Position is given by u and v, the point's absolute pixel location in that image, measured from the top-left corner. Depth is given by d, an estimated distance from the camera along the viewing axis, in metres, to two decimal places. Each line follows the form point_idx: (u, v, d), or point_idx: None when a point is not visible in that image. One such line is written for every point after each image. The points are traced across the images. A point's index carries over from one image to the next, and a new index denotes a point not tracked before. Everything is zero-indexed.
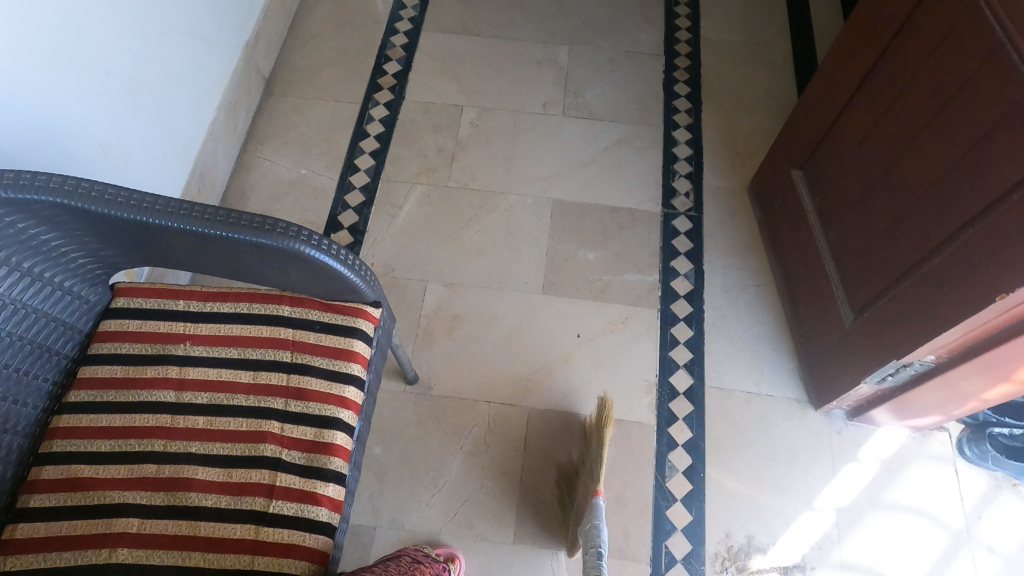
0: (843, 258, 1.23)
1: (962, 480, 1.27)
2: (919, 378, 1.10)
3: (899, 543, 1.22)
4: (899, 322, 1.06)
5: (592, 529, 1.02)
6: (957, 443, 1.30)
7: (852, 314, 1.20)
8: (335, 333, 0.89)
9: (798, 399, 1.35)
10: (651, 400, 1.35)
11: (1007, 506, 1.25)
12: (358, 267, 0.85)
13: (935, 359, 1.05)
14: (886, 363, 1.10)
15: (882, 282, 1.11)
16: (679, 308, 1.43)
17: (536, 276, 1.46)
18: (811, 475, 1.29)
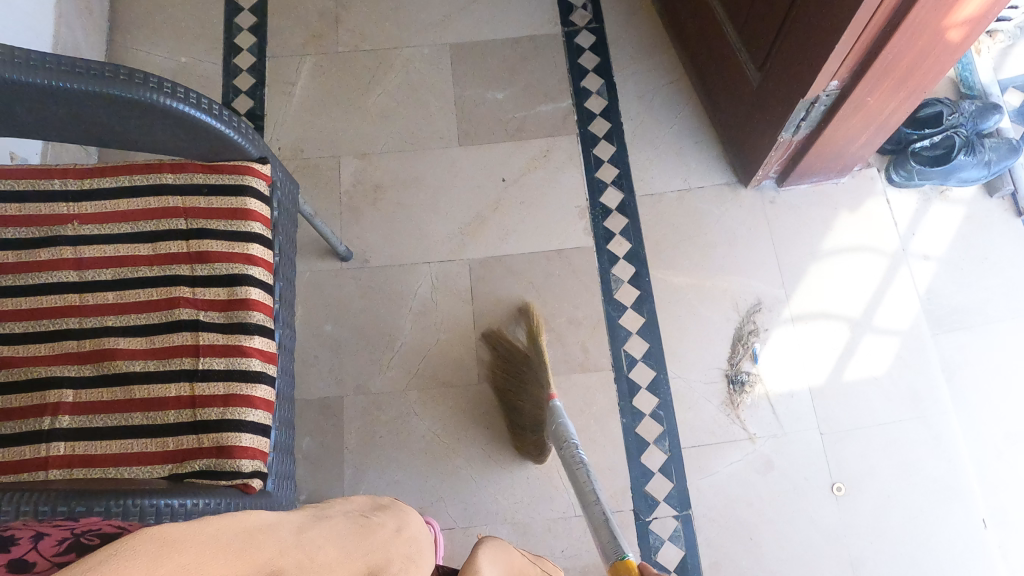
0: (738, 18, 1.20)
1: (894, 206, 1.37)
2: (829, 111, 1.11)
3: (844, 277, 1.33)
4: (796, 58, 1.05)
5: (559, 427, 1.07)
6: (883, 175, 1.39)
7: (756, 73, 1.19)
8: (226, 194, 0.90)
9: (726, 184, 1.37)
10: (585, 223, 1.36)
11: (936, 216, 1.37)
12: (228, 120, 0.88)
13: (839, 85, 1.05)
14: (791, 108, 1.11)
15: (775, 27, 1.10)
16: (597, 127, 1.42)
17: (448, 127, 1.43)
18: (753, 249, 1.33)
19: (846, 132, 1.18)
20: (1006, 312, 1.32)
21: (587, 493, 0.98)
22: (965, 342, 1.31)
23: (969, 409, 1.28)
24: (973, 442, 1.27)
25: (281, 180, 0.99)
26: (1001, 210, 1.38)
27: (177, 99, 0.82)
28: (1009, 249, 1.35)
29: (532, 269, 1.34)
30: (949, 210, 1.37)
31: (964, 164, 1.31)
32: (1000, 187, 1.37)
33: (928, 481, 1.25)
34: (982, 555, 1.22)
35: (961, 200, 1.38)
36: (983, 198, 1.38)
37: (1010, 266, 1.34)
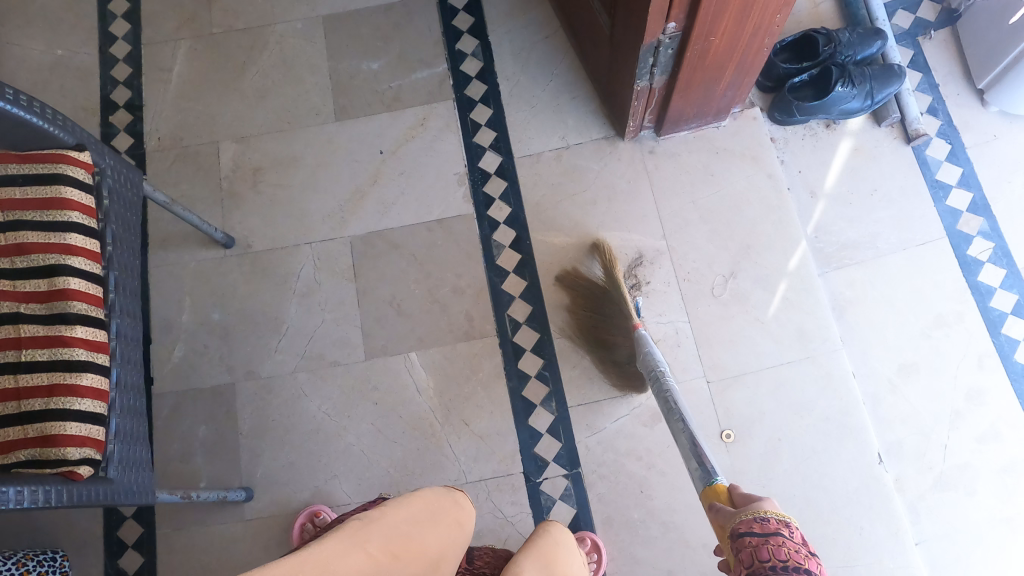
0: None
1: (782, 145, 1.37)
2: (679, 52, 1.08)
3: (730, 221, 1.31)
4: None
5: (646, 354, 1.08)
6: (767, 114, 1.37)
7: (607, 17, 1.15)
8: (39, 183, 0.89)
9: (604, 137, 1.35)
10: (465, 190, 1.34)
11: (822, 149, 1.36)
12: (33, 105, 0.87)
13: (679, 25, 1.01)
14: (637, 57, 1.08)
15: None
16: (473, 91, 1.39)
17: (325, 102, 1.41)
18: (634, 203, 1.32)
19: (707, 72, 1.14)
20: (897, 243, 1.32)
21: (675, 418, 0.96)
22: (855, 276, 1.31)
23: (861, 344, 1.28)
24: (867, 377, 1.27)
25: (110, 167, 0.96)
26: (890, 138, 1.37)
27: None
28: (897, 180, 1.35)
29: (415, 242, 1.33)
30: (837, 142, 1.37)
31: (843, 96, 1.28)
32: (886, 116, 1.36)
33: (820, 420, 1.24)
34: (878, 491, 1.21)
35: (849, 131, 1.37)
36: (871, 128, 1.38)
37: (898, 195, 1.34)
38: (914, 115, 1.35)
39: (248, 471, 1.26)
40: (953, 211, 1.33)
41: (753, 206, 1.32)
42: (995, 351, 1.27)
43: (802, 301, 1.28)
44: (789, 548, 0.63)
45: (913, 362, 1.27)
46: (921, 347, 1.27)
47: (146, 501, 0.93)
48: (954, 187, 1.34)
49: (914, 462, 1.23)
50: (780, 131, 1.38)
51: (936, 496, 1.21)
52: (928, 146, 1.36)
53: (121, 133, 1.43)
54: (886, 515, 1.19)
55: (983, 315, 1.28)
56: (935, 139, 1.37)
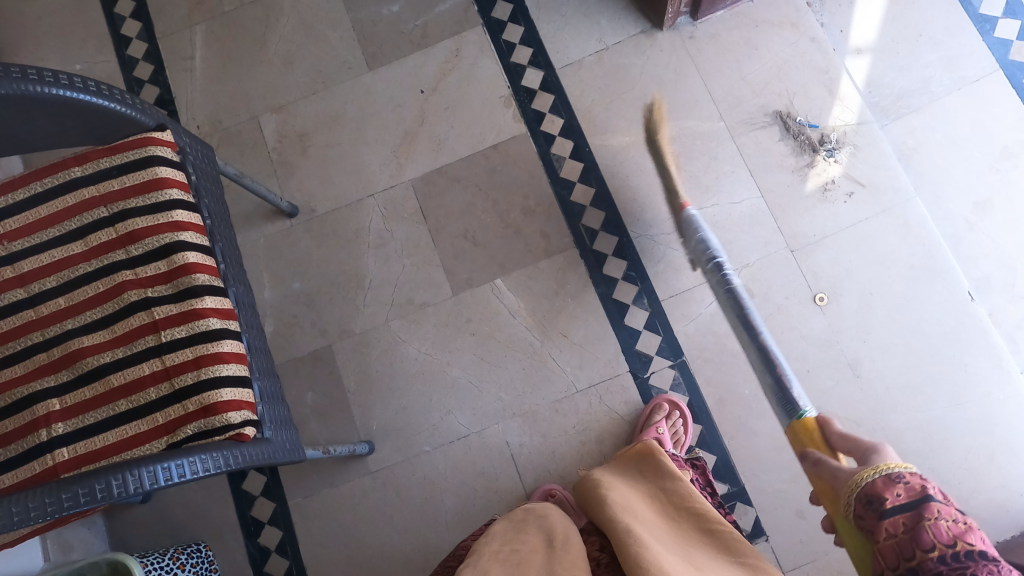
0: None
1: (818, 9, 1.30)
2: None
3: (779, 87, 1.27)
4: None
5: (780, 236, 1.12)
6: None
7: None
8: (133, 170, 0.87)
9: (641, 32, 1.32)
10: (514, 111, 1.34)
11: (862, 6, 1.29)
12: (114, 94, 0.84)
13: None
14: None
15: None
16: (500, 12, 1.38)
17: (354, 55, 1.40)
18: (686, 89, 1.30)
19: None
20: (951, 83, 1.25)
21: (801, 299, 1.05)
22: (914, 124, 1.24)
23: (933, 187, 1.21)
24: (944, 220, 1.21)
25: (189, 144, 0.93)
26: None
27: (44, 84, 0.77)
28: (940, 20, 1.27)
29: (475, 173, 1.33)
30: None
31: None
32: None
33: (905, 267, 1.20)
34: (972, 326, 1.18)
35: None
36: None
37: (944, 36, 1.26)
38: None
39: (366, 426, 1.27)
40: (1004, 42, 1.25)
41: (800, 72, 1.27)
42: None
43: (866, 154, 1.23)
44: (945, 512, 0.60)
45: (988, 198, 1.21)
46: (991, 181, 1.21)
47: (298, 458, 0.93)
48: (1000, 17, 1.26)
49: (1003, 293, 1.18)
50: None
51: None
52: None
53: None
54: (985, 347, 1.17)
55: None
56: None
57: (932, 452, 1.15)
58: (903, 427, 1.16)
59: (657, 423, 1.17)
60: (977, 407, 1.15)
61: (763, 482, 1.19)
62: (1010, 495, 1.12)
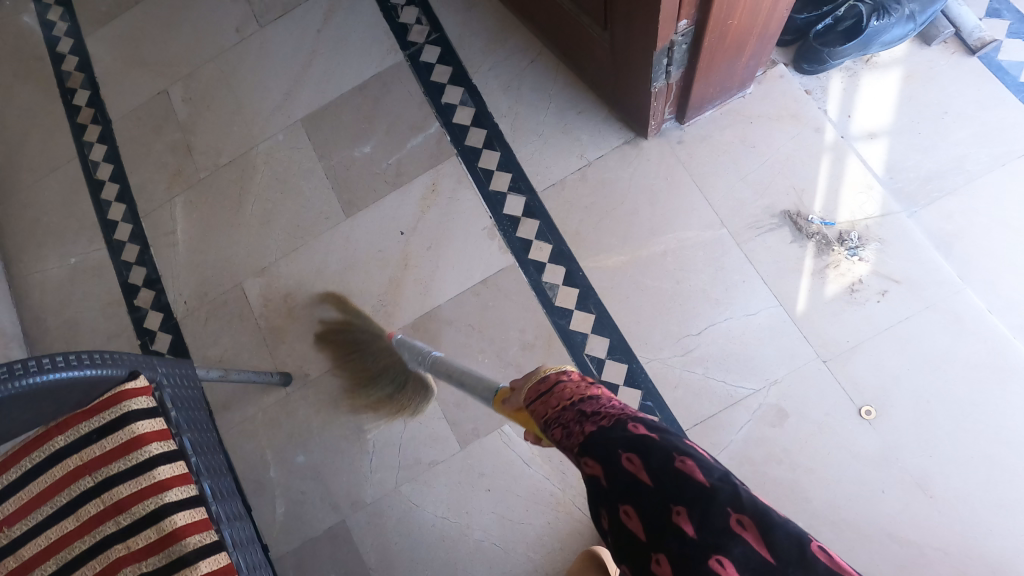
0: None
1: (822, 94, 1.24)
2: (695, 46, 1.01)
3: (782, 185, 1.19)
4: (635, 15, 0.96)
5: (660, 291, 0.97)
6: (794, 68, 1.26)
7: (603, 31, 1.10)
8: (111, 431, 0.84)
9: (624, 142, 1.26)
10: (499, 241, 1.27)
11: (869, 87, 1.23)
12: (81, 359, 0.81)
13: (691, 21, 0.95)
14: (650, 66, 1.02)
15: None
16: (474, 139, 1.32)
17: (331, 205, 1.36)
18: (678, 197, 1.22)
19: (725, 50, 1.05)
20: (990, 160, 1.16)
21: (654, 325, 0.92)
22: (951, 207, 1.15)
23: (983, 275, 1.11)
24: (1007, 309, 1.09)
25: (167, 377, 0.89)
26: (946, 55, 1.23)
27: (10, 379, 0.77)
28: (970, 92, 1.20)
29: (467, 313, 1.25)
30: (881, 77, 1.23)
31: (881, 28, 1.16)
32: (937, 33, 1.23)
33: (968, 368, 1.07)
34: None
35: (894, 60, 1.24)
36: (920, 49, 1.24)
37: (975, 109, 1.19)
38: (971, 24, 1.22)
39: None
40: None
41: (809, 166, 1.19)
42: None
43: (896, 249, 1.13)
44: (574, 383, 0.65)
45: None
46: None
47: None
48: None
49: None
50: (814, 81, 1.25)
51: None
52: (1000, 50, 1.22)
53: (150, 311, 1.39)
54: None
55: None
56: (1008, 41, 1.23)
57: None
58: (996, 553, 0.99)
59: None
60: None
61: None
62: None
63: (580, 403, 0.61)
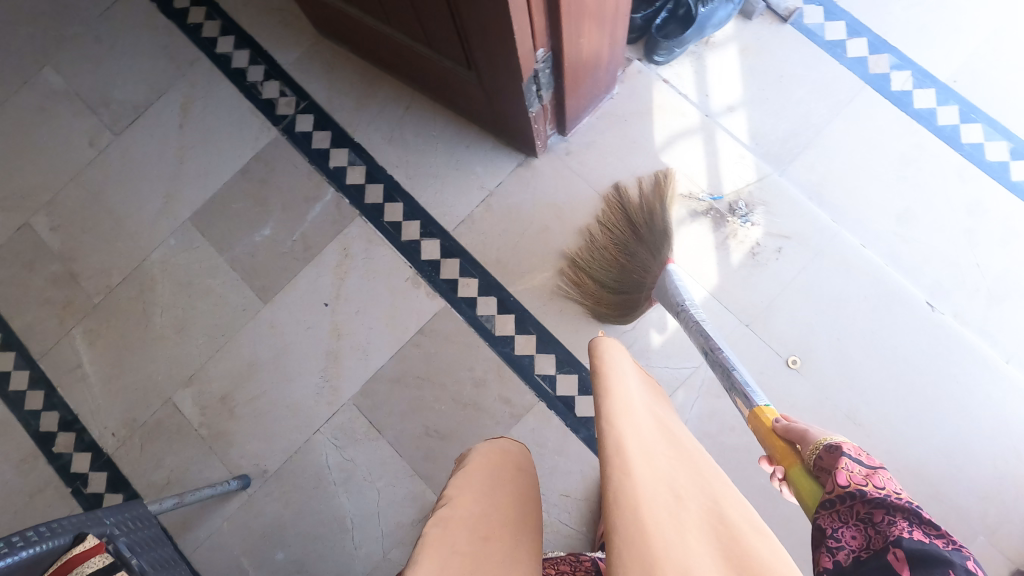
0: (419, 34, 1.12)
1: (675, 81, 1.32)
2: (557, 67, 1.06)
3: (670, 171, 1.27)
4: (494, 56, 0.99)
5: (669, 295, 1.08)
6: (646, 61, 1.33)
7: (470, 72, 1.12)
8: None
9: (517, 165, 1.31)
10: (425, 288, 1.28)
11: (716, 65, 1.32)
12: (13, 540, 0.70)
13: (547, 48, 1.00)
14: (521, 94, 1.06)
15: (449, 28, 1.01)
16: (373, 196, 1.33)
17: (245, 294, 1.32)
18: (581, 206, 1.28)
19: (584, 63, 1.11)
20: (829, 112, 1.29)
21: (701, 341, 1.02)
22: (810, 160, 1.27)
23: (851, 214, 1.24)
24: (876, 241, 1.23)
25: (117, 525, 0.82)
26: (767, 26, 1.34)
27: None
28: (795, 57, 1.32)
29: (413, 366, 1.25)
30: (723, 54, 1.33)
31: (710, 12, 1.26)
32: (754, 8, 1.34)
33: (861, 301, 1.19)
34: (948, 334, 1.17)
35: (728, 38, 1.34)
36: (745, 25, 1.35)
37: (804, 70, 1.31)
38: None
39: None
40: (859, 60, 1.32)
41: (684, 151, 1.28)
42: (969, 160, 1.25)
43: (778, 206, 1.24)
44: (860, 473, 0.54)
45: (907, 206, 1.24)
46: (903, 191, 1.24)
47: None
48: (848, 40, 1.33)
49: (960, 292, 1.20)
50: (669, 70, 1.33)
51: (997, 312, 1.19)
52: (804, 16, 1.35)
53: (74, 454, 1.29)
54: (969, 348, 1.16)
55: (938, 136, 1.27)
56: (807, 7, 1.36)
57: (962, 469, 1.13)
58: (924, 458, 1.14)
59: None
60: (986, 413, 1.14)
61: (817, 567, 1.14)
62: None
63: (882, 514, 0.49)
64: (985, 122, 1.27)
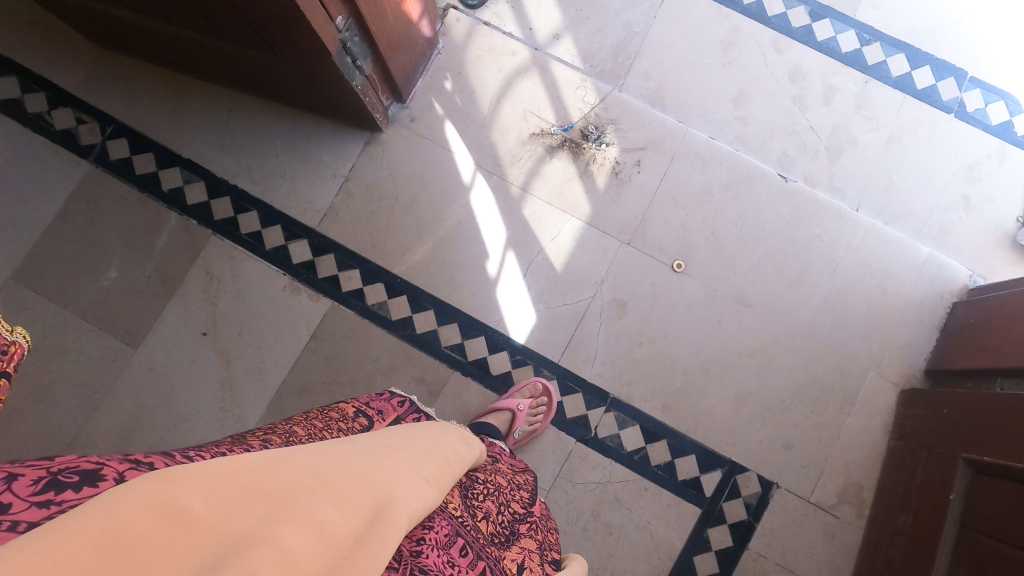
0: (215, 28, 1.02)
1: (493, 22, 1.30)
2: (365, 33, 1.00)
3: (518, 113, 1.26)
4: (296, 35, 0.91)
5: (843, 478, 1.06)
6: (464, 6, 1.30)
7: (282, 59, 1.04)
8: None
9: (365, 143, 1.25)
10: (305, 290, 1.20)
11: None
12: None
13: (346, 17, 0.94)
14: (337, 70, 0.99)
15: (238, 12, 0.92)
16: (222, 209, 1.22)
17: (105, 345, 1.16)
18: (441, 169, 1.25)
19: (390, 20, 1.05)
20: (647, 16, 1.30)
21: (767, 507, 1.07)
22: (644, 68, 1.30)
23: (693, 112, 1.29)
24: (721, 131, 1.29)
25: None
26: None
27: None
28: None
29: (317, 371, 1.18)
30: None
31: None
32: None
33: (723, 192, 1.25)
34: (805, 200, 1.26)
35: None
36: None
37: None
38: None
39: None
40: None
41: (526, 89, 1.27)
42: (779, 31, 1.31)
43: (627, 121, 1.26)
44: None
45: (741, 89, 1.30)
46: (733, 75, 1.29)
47: None
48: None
49: (805, 157, 1.28)
50: (487, 12, 1.31)
51: (839, 164, 1.28)
52: None
53: None
54: (823, 204, 1.26)
55: (747, 15, 1.32)
56: None
57: (843, 317, 1.25)
58: (810, 316, 1.25)
59: (516, 396, 1.16)
60: (851, 261, 1.25)
61: (741, 444, 1.23)
62: (917, 312, 1.25)
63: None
64: None
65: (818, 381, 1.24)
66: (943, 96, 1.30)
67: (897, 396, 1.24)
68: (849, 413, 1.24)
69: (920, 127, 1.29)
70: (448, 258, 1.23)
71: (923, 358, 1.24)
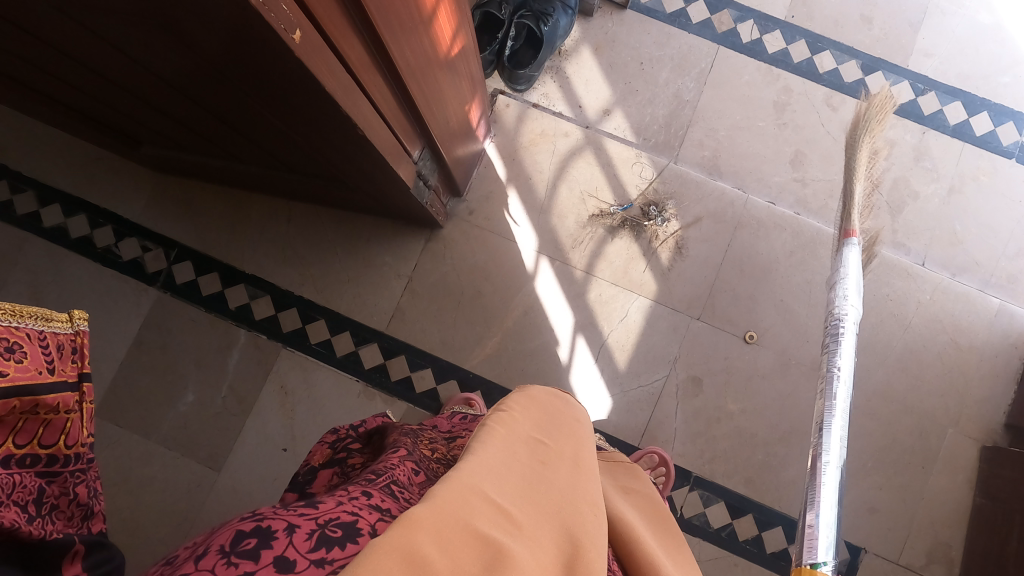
0: (286, 165, 1.03)
1: (544, 100, 1.32)
2: (434, 153, 1.00)
3: (574, 195, 1.25)
4: (373, 173, 0.92)
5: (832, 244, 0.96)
6: (512, 90, 1.30)
7: (353, 186, 1.05)
8: None
9: (425, 241, 1.24)
10: (379, 396, 1.20)
11: (576, 71, 1.33)
12: None
13: (419, 147, 0.94)
14: (414, 199, 0.99)
15: (317, 157, 0.93)
16: (290, 321, 1.22)
17: (190, 470, 1.17)
18: (503, 258, 1.24)
19: (456, 134, 1.04)
20: (696, 84, 1.31)
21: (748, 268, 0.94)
22: (696, 137, 1.30)
23: (750, 178, 1.29)
24: (780, 195, 1.29)
25: None
26: (610, 17, 1.34)
27: None
28: (646, 39, 1.33)
29: None
30: (579, 59, 1.33)
31: (553, 30, 1.22)
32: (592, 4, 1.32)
33: (788, 258, 1.24)
34: (870, 259, 1.25)
35: (577, 42, 1.33)
36: (589, 23, 1.34)
37: (659, 49, 1.33)
38: None
39: None
40: (705, 23, 1.34)
41: (581, 169, 1.26)
42: (831, 88, 1.32)
43: (685, 194, 1.25)
44: None
45: (797, 151, 1.30)
46: (788, 137, 1.30)
47: None
48: (687, 7, 1.34)
49: (866, 215, 1.28)
50: (536, 93, 1.33)
51: (902, 220, 1.28)
52: None
53: None
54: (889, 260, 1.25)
55: (799, 75, 1.32)
56: None
57: (920, 375, 1.24)
58: (886, 377, 1.24)
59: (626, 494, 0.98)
60: (921, 316, 1.24)
61: None
62: (992, 365, 1.24)
63: None
64: (831, 48, 1.33)
65: (900, 442, 1.23)
66: (1003, 141, 1.30)
67: (979, 452, 1.22)
68: (932, 472, 1.22)
69: (981, 174, 1.29)
70: (518, 349, 1.22)
71: (1004, 412, 1.23)
